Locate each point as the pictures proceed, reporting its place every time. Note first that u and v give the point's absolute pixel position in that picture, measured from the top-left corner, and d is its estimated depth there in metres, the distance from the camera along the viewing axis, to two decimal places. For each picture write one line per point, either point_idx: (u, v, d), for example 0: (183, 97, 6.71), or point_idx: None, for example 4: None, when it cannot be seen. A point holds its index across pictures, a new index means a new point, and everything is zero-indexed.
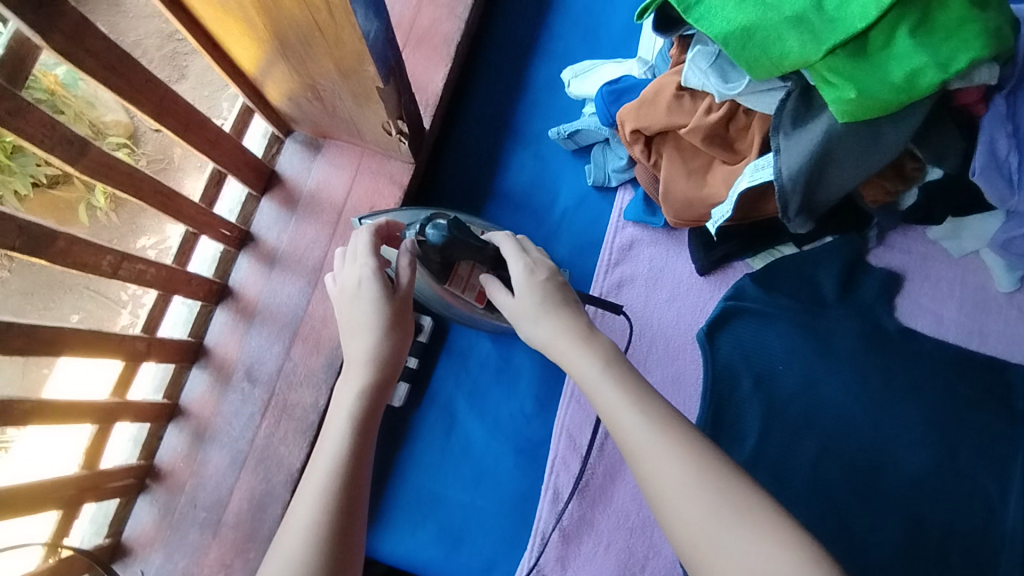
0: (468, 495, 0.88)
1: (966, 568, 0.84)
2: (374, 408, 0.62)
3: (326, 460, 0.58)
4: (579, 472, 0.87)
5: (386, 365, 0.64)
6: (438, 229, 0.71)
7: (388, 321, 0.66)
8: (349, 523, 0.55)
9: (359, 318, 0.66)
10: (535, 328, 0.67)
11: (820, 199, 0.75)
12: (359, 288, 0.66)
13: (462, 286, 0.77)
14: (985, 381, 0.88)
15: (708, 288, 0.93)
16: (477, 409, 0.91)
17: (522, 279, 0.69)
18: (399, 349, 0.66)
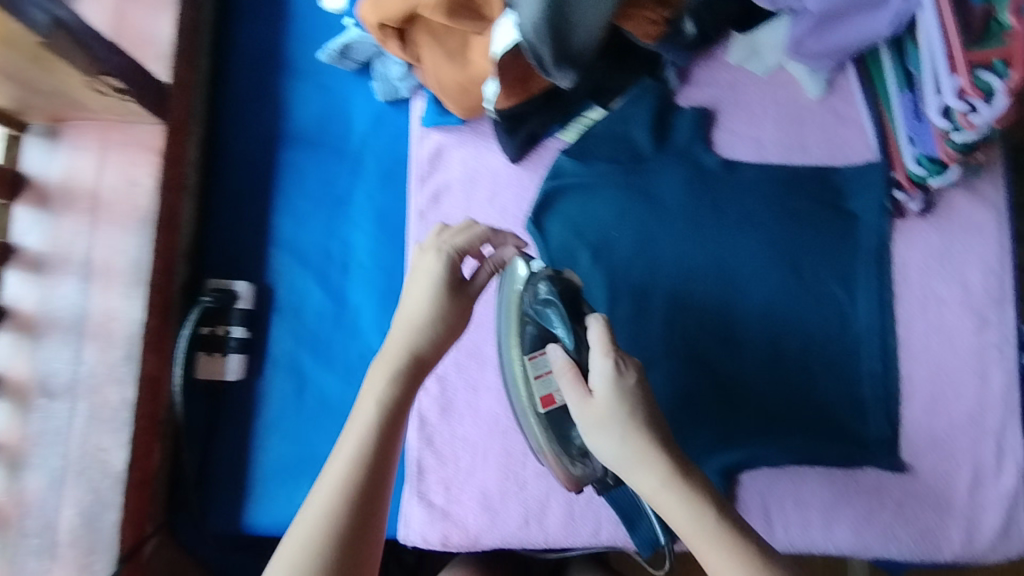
0: (337, 446, 0.86)
1: (826, 374, 0.86)
2: (403, 404, 0.64)
3: (341, 466, 0.60)
4: (440, 393, 0.86)
5: (429, 350, 0.67)
6: (548, 286, 0.73)
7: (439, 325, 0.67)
8: (365, 524, 0.57)
9: (412, 310, 0.68)
10: (602, 439, 0.63)
11: (578, 46, 0.69)
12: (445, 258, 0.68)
13: (537, 372, 0.74)
14: (812, 192, 0.88)
15: (528, 174, 0.89)
16: (324, 362, 0.87)
17: (605, 381, 0.63)
18: (458, 320, 0.68)
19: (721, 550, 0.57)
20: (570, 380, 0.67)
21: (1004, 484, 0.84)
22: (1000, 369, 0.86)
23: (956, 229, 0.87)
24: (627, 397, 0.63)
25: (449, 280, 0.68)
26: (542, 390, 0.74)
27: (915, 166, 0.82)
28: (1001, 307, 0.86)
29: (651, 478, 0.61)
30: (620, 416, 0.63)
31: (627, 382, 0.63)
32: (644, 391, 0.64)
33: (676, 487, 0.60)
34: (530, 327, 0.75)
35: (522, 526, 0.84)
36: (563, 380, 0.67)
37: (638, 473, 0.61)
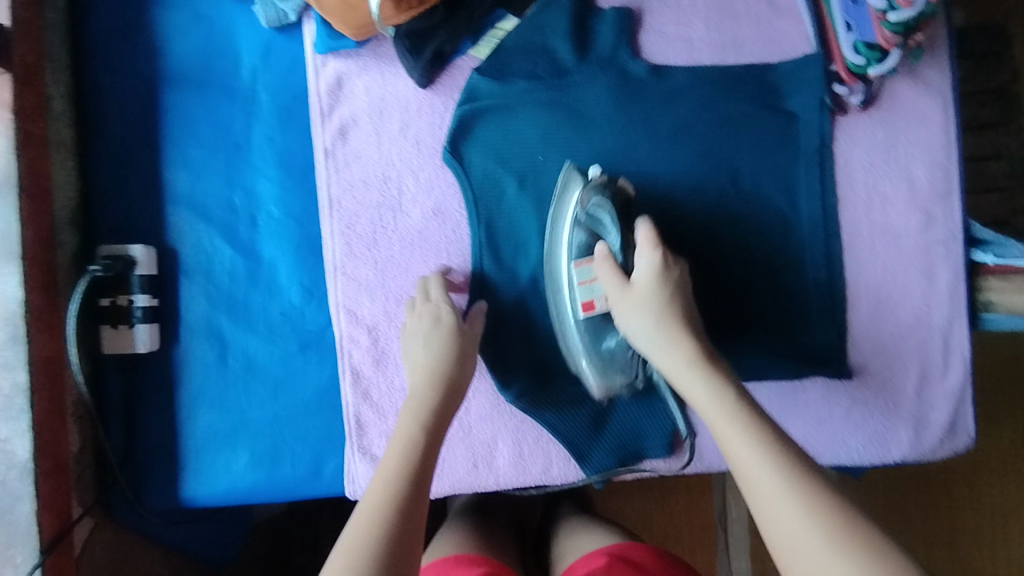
0: (268, 409, 0.81)
1: (771, 286, 0.82)
2: (436, 438, 0.65)
3: (386, 474, 0.59)
4: (371, 344, 0.81)
5: (449, 388, 0.69)
6: (602, 194, 0.73)
7: (451, 358, 0.71)
8: (406, 524, 0.54)
9: (423, 354, 0.72)
10: (640, 326, 0.68)
11: None
12: (437, 326, 0.73)
13: (582, 278, 0.75)
14: (749, 94, 0.82)
15: (441, 99, 0.81)
16: (242, 323, 0.81)
17: (649, 273, 0.69)
18: (461, 363, 0.72)
19: (693, 368, 0.63)
20: (608, 273, 0.72)
21: (951, 382, 0.84)
22: (946, 266, 0.83)
23: (899, 122, 0.83)
24: (665, 286, 0.69)
25: (438, 330, 0.73)
26: (585, 295, 0.75)
27: (853, 55, 0.75)
28: (947, 202, 0.83)
29: (646, 320, 0.68)
30: (657, 304, 0.68)
31: (671, 274, 0.69)
32: (680, 292, 0.69)
33: (667, 325, 0.67)
34: (580, 232, 0.75)
35: (470, 471, 0.82)
36: (602, 271, 0.72)
37: (634, 316, 0.68)
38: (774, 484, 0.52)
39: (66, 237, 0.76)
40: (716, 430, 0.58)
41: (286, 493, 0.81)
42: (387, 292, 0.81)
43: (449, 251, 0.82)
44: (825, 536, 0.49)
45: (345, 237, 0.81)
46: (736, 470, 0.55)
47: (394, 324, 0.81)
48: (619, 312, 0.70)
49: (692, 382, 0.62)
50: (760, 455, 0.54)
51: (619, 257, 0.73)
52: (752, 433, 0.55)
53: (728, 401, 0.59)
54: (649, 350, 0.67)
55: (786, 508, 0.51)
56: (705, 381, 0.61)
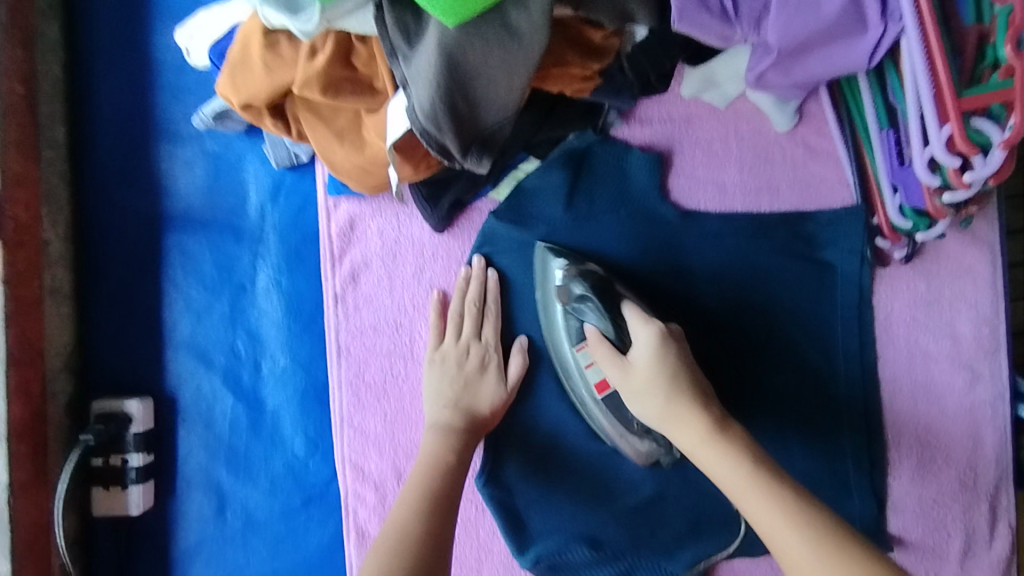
0: (267, 567, 0.76)
1: (805, 445, 0.77)
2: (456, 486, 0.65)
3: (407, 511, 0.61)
4: (379, 502, 0.76)
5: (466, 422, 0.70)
6: (583, 284, 0.69)
7: (484, 406, 0.72)
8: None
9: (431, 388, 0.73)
10: (646, 407, 0.60)
11: (487, 125, 0.56)
12: (479, 372, 0.73)
13: (586, 361, 0.71)
14: (785, 243, 0.77)
15: (456, 244, 0.78)
16: (243, 475, 0.77)
17: (647, 351, 0.62)
18: (497, 413, 0.72)
19: (714, 448, 0.55)
20: (604, 355, 0.65)
21: (996, 551, 0.78)
22: (992, 428, 0.78)
23: (942, 274, 0.78)
24: (654, 339, 0.63)
25: (463, 383, 0.73)
26: (595, 376, 0.71)
27: (899, 217, 0.71)
28: (994, 358, 0.78)
29: (656, 398, 0.60)
30: (664, 379, 0.60)
31: (671, 346, 0.62)
32: (683, 352, 0.63)
33: (663, 378, 0.60)
34: (574, 321, 0.71)
35: None
36: (597, 354, 0.65)
37: (679, 420, 0.58)
38: (794, 542, 0.48)
39: (60, 388, 0.73)
40: (739, 503, 0.53)
41: None
42: (396, 445, 0.77)
43: None
44: (826, 571, 0.46)
45: (353, 387, 0.77)
46: (772, 547, 0.50)
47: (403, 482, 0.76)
48: (629, 404, 0.63)
49: (698, 441, 0.56)
50: (773, 519, 0.50)
51: (612, 338, 0.66)
52: (798, 526, 0.49)
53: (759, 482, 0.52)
54: (659, 426, 0.60)
55: (816, 569, 0.47)
56: (734, 466, 0.54)
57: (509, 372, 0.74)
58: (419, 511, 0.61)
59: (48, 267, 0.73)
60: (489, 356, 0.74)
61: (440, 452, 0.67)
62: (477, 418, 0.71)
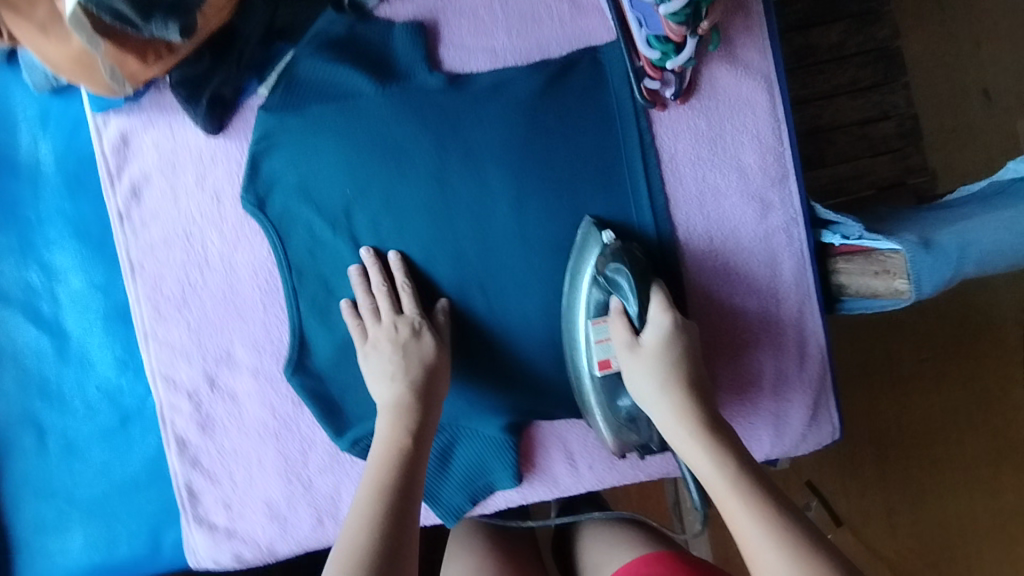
0: (96, 489, 0.78)
1: None
2: (412, 486, 0.64)
3: (359, 526, 0.59)
4: (194, 410, 0.77)
5: (416, 407, 0.70)
6: (621, 263, 0.70)
7: (431, 352, 0.72)
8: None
9: (382, 365, 0.72)
10: (637, 379, 0.67)
11: None
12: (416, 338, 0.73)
13: (599, 336, 0.71)
14: (556, 98, 0.77)
15: (234, 145, 0.77)
16: (58, 403, 0.78)
17: (651, 346, 0.67)
18: (444, 349, 0.73)
19: (645, 375, 0.66)
20: (621, 329, 0.69)
21: (807, 372, 0.80)
22: (789, 253, 0.80)
23: (722, 108, 0.79)
24: (674, 348, 0.67)
25: (405, 350, 0.73)
26: (602, 354, 0.71)
27: (648, 50, 0.71)
28: (783, 185, 0.79)
29: (682, 431, 0.63)
30: (664, 363, 0.66)
31: (681, 336, 0.67)
32: (682, 330, 0.67)
33: (670, 387, 0.65)
34: (597, 292, 0.73)
35: (315, 527, 0.78)
36: (614, 328, 0.69)
37: (636, 375, 0.67)
38: (738, 509, 0.57)
39: None
40: (683, 454, 0.63)
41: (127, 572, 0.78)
42: (205, 353, 0.78)
43: (265, 301, 0.78)
44: (755, 525, 0.55)
45: (152, 302, 0.77)
46: (709, 490, 0.60)
47: (215, 388, 0.78)
48: (632, 383, 0.68)
49: (650, 390, 0.66)
50: (716, 480, 0.59)
51: (635, 319, 0.69)
52: (741, 497, 0.57)
53: (746, 492, 0.57)
54: (623, 357, 0.68)
55: (757, 535, 0.55)
56: (726, 485, 0.59)
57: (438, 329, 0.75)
58: (373, 519, 0.60)
59: None
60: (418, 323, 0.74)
61: (396, 439, 0.67)
62: (427, 361, 0.72)
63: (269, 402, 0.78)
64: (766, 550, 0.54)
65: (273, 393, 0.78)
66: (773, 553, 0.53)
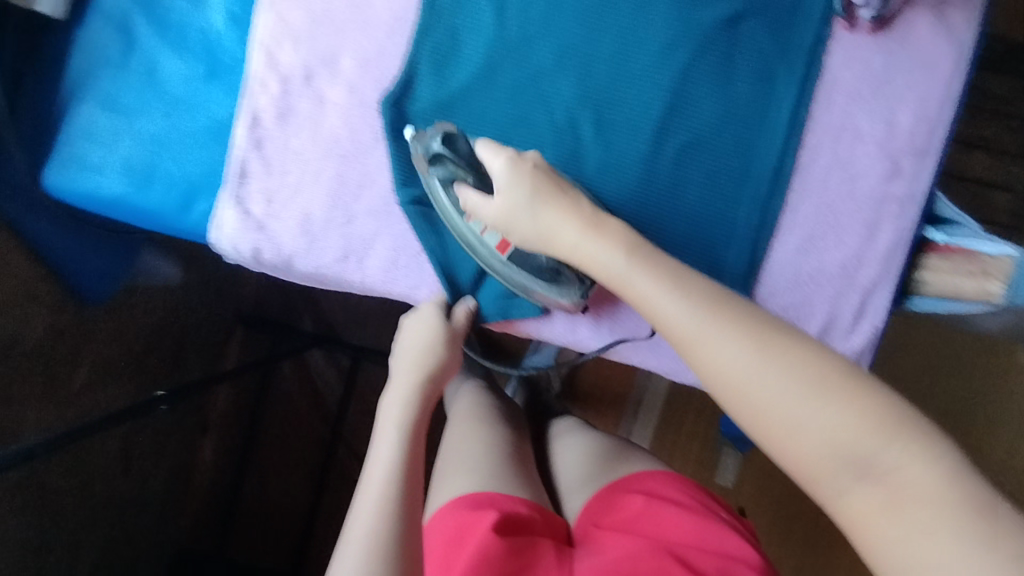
0: (157, 124, 0.76)
1: (704, 181, 0.77)
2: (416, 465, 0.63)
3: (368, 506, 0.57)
4: (279, 95, 0.76)
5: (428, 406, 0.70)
6: (439, 137, 0.70)
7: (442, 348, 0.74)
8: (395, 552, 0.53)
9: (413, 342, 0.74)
10: (613, 262, 0.60)
11: None
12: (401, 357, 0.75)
13: (480, 227, 0.72)
14: None
15: None
16: (159, 28, 0.76)
17: (505, 173, 0.66)
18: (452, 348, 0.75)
19: (646, 274, 0.58)
20: (472, 198, 0.69)
21: (852, 344, 0.79)
22: (892, 226, 0.77)
23: (904, 57, 0.76)
24: (522, 171, 0.65)
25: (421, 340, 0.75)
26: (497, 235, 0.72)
27: None
28: (920, 160, 0.77)
29: (617, 257, 0.60)
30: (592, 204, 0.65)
31: (525, 164, 0.66)
32: (537, 168, 0.66)
33: (642, 259, 0.59)
34: (439, 172, 0.71)
35: (339, 261, 0.77)
36: (473, 202, 0.69)
37: (635, 275, 0.58)
38: (814, 413, 0.47)
39: None
40: (726, 382, 0.51)
41: (149, 217, 0.77)
42: (314, 47, 0.76)
43: (392, 27, 0.76)
44: (845, 418, 0.46)
45: None
46: (766, 424, 0.49)
47: (308, 84, 0.76)
48: (624, 273, 0.59)
49: (643, 279, 0.58)
50: (751, 361, 0.50)
51: (468, 178, 0.70)
52: (799, 384, 0.48)
53: (736, 325, 0.52)
54: (614, 279, 0.60)
55: (833, 423, 0.47)
56: (692, 317, 0.53)
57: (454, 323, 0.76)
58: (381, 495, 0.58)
59: None
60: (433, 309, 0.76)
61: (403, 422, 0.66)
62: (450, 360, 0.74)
63: (352, 123, 0.76)
64: (854, 436, 0.46)
65: (359, 117, 0.76)
66: (869, 435, 0.46)
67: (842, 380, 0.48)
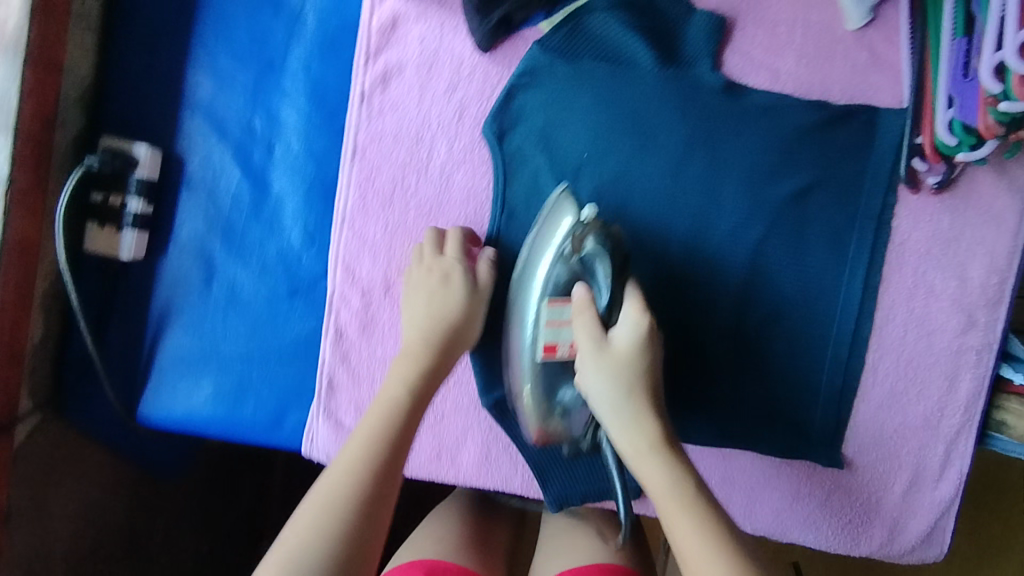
0: (243, 345, 0.78)
1: (783, 348, 0.78)
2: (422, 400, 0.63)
3: (349, 462, 0.57)
4: (362, 307, 0.77)
5: (441, 350, 0.67)
6: (598, 241, 0.66)
7: (450, 327, 0.68)
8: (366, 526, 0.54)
9: (417, 308, 0.69)
10: (653, 483, 0.57)
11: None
12: (444, 284, 0.69)
13: (552, 318, 0.68)
14: (817, 142, 0.75)
15: (495, 69, 0.75)
16: (236, 252, 0.77)
17: (618, 343, 0.63)
18: (467, 321, 0.69)
19: None
20: (589, 324, 0.64)
21: (941, 493, 0.80)
22: (971, 375, 0.78)
23: (970, 214, 0.77)
24: (644, 356, 0.63)
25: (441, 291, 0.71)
26: (549, 337, 0.68)
27: (946, 134, 0.69)
28: (993, 310, 0.78)
29: (641, 440, 0.59)
30: (632, 373, 0.62)
31: (651, 347, 0.63)
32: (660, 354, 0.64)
33: (714, 523, 0.54)
34: (563, 270, 0.68)
35: (432, 460, 0.80)
36: (581, 322, 0.65)
37: (681, 525, 0.54)
38: None
39: (71, 120, 0.73)
40: None
41: (243, 436, 0.78)
42: (392, 259, 0.77)
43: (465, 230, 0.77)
44: None
45: (361, 191, 0.76)
46: None
47: (389, 293, 0.77)
48: (672, 522, 0.55)
49: (700, 542, 0.53)
50: None
51: (602, 305, 0.65)
52: None
53: (703, 513, 0.54)
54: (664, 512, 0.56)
55: None
56: (670, 489, 0.56)
57: (478, 279, 0.70)
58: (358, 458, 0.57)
59: None
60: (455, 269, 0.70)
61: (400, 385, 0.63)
62: (457, 341, 0.68)
63: None
64: None
65: None
66: None
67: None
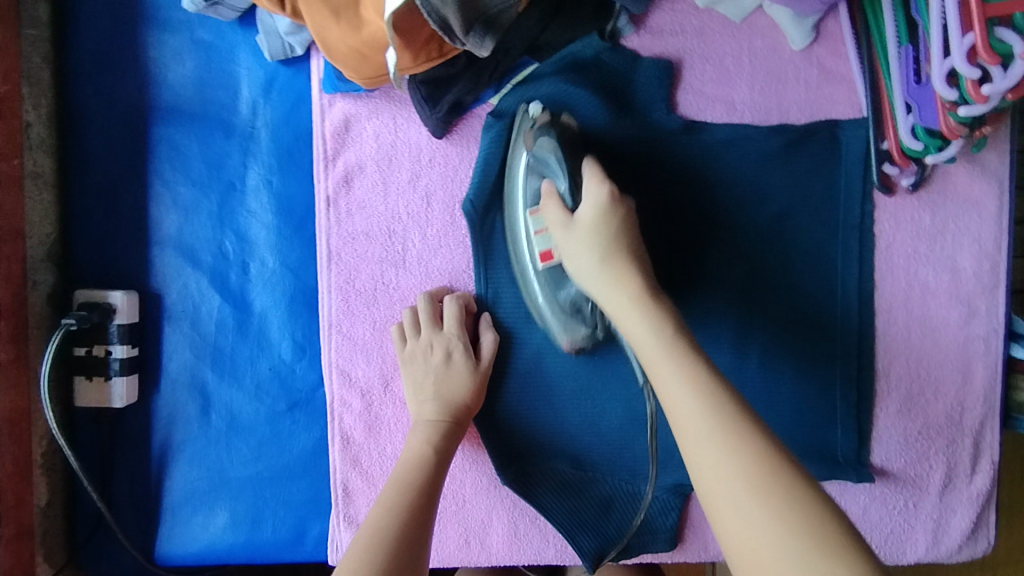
0: (251, 468, 0.76)
1: (790, 370, 0.77)
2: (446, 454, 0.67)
3: (386, 507, 0.60)
4: (364, 408, 0.75)
5: (457, 419, 0.70)
6: (550, 136, 0.68)
7: (459, 392, 0.71)
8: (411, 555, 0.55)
9: (425, 382, 0.71)
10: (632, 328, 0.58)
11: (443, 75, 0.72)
12: (448, 362, 0.71)
13: (537, 227, 0.69)
14: (785, 164, 0.75)
15: (454, 150, 0.75)
16: (228, 376, 0.76)
17: (589, 211, 0.64)
18: (475, 394, 0.72)
19: (706, 421, 0.49)
20: (554, 209, 0.66)
21: (977, 486, 0.78)
22: (983, 364, 0.77)
23: (949, 206, 0.77)
24: (612, 222, 0.63)
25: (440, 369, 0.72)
26: (541, 245, 0.69)
27: (911, 139, 0.69)
28: (992, 295, 0.77)
29: (623, 294, 0.60)
30: (601, 235, 0.63)
31: (618, 211, 0.64)
32: (629, 218, 0.64)
33: (692, 360, 0.54)
34: (534, 179, 0.70)
35: (462, 548, 0.78)
36: (549, 210, 0.67)
37: (657, 366, 0.55)
38: None
39: (42, 279, 0.72)
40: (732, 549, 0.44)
41: (267, 560, 0.76)
42: (385, 353, 0.76)
43: None
44: None
45: (343, 294, 0.75)
46: None
47: (389, 389, 0.76)
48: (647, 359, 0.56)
49: (672, 369, 0.53)
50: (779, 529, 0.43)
51: (568, 199, 0.66)
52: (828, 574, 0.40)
53: (676, 358, 0.54)
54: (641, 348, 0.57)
55: None
56: (650, 335, 0.56)
57: (480, 357, 0.72)
58: (391, 507, 0.60)
59: (30, 151, 0.72)
60: (454, 345, 0.72)
61: (420, 448, 0.66)
62: (465, 408, 0.71)
63: None
64: None
65: None
66: None
67: (768, 452, 0.47)
